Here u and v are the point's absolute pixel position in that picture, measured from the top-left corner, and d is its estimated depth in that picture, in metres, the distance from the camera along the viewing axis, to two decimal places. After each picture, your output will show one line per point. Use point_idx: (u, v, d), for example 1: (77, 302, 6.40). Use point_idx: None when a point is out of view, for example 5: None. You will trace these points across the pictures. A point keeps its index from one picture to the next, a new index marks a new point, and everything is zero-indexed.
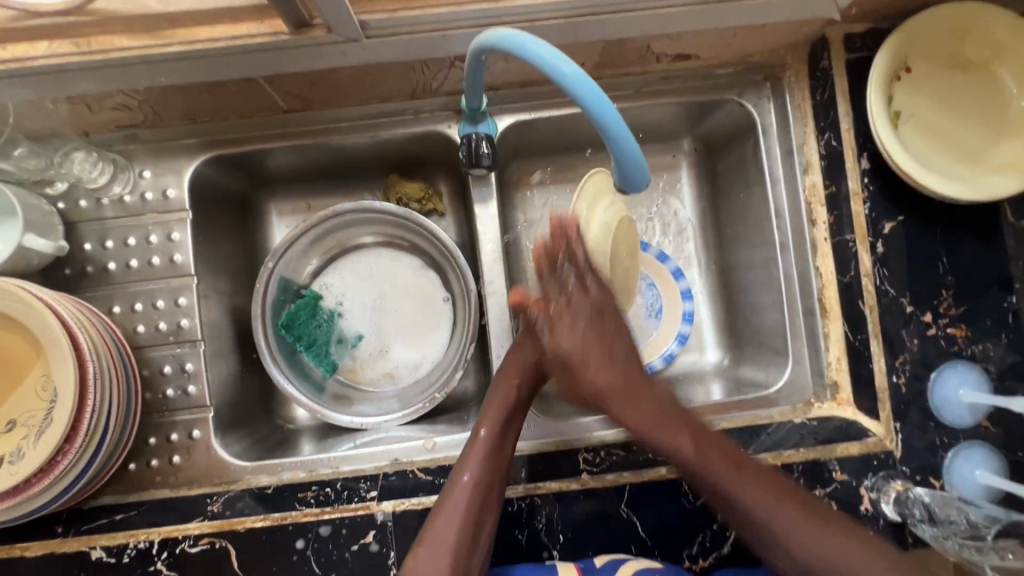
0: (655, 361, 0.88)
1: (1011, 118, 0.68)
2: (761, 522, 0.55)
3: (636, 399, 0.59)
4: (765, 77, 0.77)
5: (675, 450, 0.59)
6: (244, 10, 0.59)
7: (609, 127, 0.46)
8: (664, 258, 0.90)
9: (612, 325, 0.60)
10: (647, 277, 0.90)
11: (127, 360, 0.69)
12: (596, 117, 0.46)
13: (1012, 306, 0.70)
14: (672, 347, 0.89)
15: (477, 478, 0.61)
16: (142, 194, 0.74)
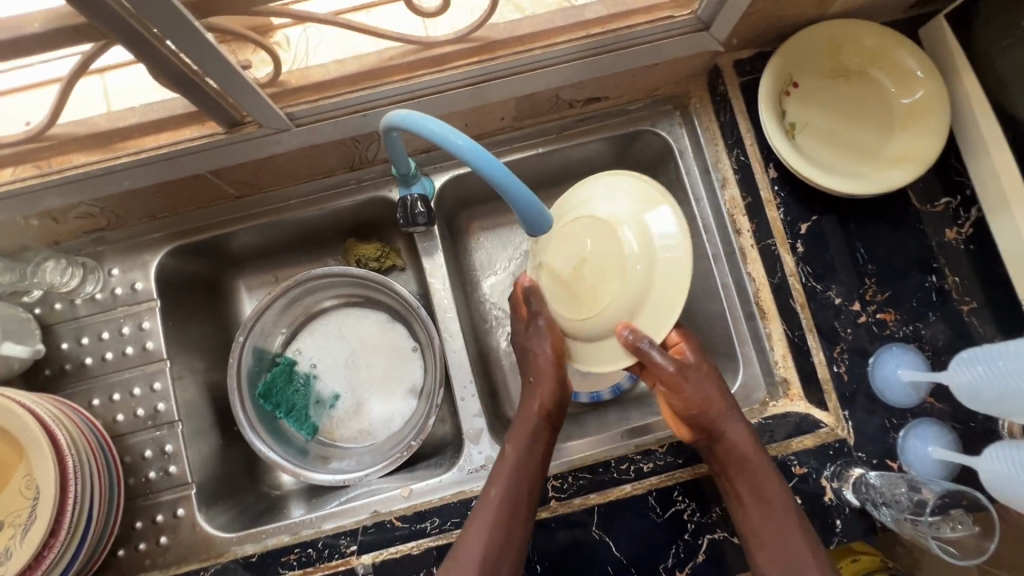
0: (623, 381, 0.91)
1: (898, 115, 0.74)
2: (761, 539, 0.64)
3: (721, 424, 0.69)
4: (674, 106, 0.84)
5: (757, 478, 0.66)
6: (184, 117, 0.65)
7: (500, 181, 0.53)
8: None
9: (729, 410, 0.70)
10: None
11: (107, 449, 0.72)
12: (496, 183, 0.53)
13: (935, 285, 0.74)
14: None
15: (504, 495, 0.66)
16: (112, 290, 0.80)
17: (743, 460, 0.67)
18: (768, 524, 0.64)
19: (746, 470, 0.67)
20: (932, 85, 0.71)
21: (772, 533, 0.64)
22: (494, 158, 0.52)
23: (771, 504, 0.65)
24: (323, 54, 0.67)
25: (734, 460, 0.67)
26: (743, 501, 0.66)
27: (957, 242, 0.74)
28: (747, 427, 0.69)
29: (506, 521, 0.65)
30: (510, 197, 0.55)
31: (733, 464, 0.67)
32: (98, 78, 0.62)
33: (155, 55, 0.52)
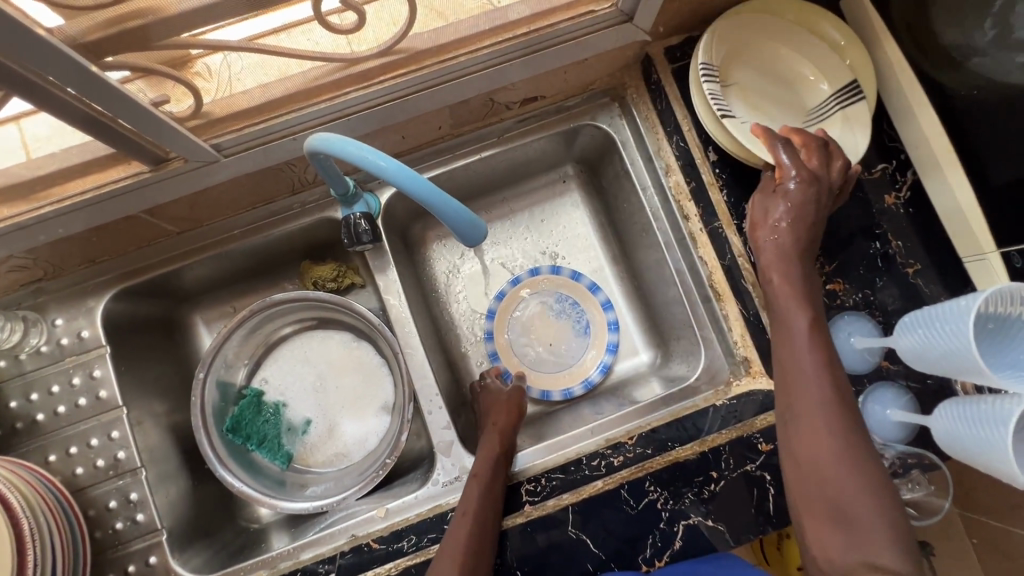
0: (592, 375, 0.92)
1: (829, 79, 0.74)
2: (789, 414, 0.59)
3: (772, 266, 0.67)
4: (612, 98, 0.85)
5: (797, 347, 0.61)
6: (107, 158, 0.64)
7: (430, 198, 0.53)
8: (577, 276, 0.95)
9: (793, 248, 0.66)
10: (566, 297, 0.95)
11: (67, 505, 0.71)
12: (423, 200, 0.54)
13: (879, 251, 0.75)
14: (605, 356, 0.92)
15: (473, 525, 0.66)
16: (58, 341, 0.78)
17: (787, 354, 0.62)
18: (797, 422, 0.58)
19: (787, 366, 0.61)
20: (857, 52, 0.73)
21: (796, 433, 0.58)
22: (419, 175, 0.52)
23: (810, 388, 0.58)
24: (247, 79, 0.62)
25: (783, 295, 0.65)
26: (784, 362, 0.62)
27: (896, 207, 0.76)
28: (801, 274, 0.65)
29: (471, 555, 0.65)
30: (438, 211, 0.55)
31: (783, 355, 0.62)
32: (13, 126, 0.56)
33: (55, 100, 0.51)
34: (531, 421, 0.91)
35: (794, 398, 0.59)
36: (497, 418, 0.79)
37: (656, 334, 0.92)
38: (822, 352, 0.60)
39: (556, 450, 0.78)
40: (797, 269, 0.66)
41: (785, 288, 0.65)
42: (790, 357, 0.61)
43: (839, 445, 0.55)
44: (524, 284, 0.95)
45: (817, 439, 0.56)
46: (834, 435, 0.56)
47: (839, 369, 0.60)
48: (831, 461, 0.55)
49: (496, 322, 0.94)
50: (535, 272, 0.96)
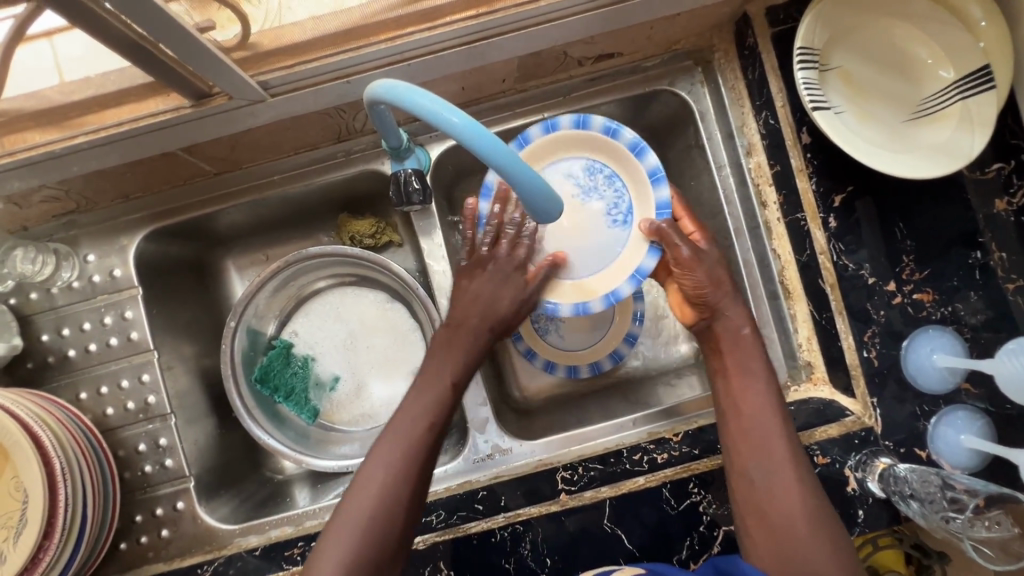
0: (622, 286, 0.67)
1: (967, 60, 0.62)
2: (770, 505, 0.58)
3: (755, 418, 0.62)
4: (695, 62, 0.75)
5: (764, 431, 0.61)
6: (146, 87, 0.58)
7: (504, 164, 0.46)
8: (614, 130, 0.68)
9: (756, 345, 0.66)
10: (600, 167, 0.70)
11: (98, 446, 0.70)
12: (497, 166, 0.46)
13: (977, 262, 0.67)
14: (647, 262, 0.67)
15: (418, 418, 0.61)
16: (90, 278, 0.75)
17: (749, 424, 0.62)
18: (773, 504, 0.58)
19: (759, 454, 0.60)
20: (996, 36, 0.60)
21: (776, 514, 0.57)
22: (494, 137, 0.45)
23: (781, 477, 0.59)
24: (299, 10, 0.58)
25: (750, 437, 0.61)
26: (756, 447, 0.61)
27: (1006, 215, 0.66)
28: (771, 388, 0.63)
29: (406, 449, 0.59)
30: (514, 180, 0.47)
31: (736, 427, 0.63)
32: (45, 42, 0.52)
33: (94, 20, 0.46)
34: (562, 402, 0.88)
35: (768, 488, 0.58)
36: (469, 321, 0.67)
37: None
38: (789, 436, 0.61)
39: (579, 443, 0.74)
40: (760, 361, 0.65)
41: (743, 334, 0.66)
42: (751, 445, 0.61)
43: (813, 522, 0.56)
44: (535, 147, 0.69)
45: (800, 533, 0.56)
46: (805, 507, 0.57)
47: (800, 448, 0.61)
48: (810, 549, 0.55)
49: (494, 205, 0.69)
50: (551, 127, 0.68)
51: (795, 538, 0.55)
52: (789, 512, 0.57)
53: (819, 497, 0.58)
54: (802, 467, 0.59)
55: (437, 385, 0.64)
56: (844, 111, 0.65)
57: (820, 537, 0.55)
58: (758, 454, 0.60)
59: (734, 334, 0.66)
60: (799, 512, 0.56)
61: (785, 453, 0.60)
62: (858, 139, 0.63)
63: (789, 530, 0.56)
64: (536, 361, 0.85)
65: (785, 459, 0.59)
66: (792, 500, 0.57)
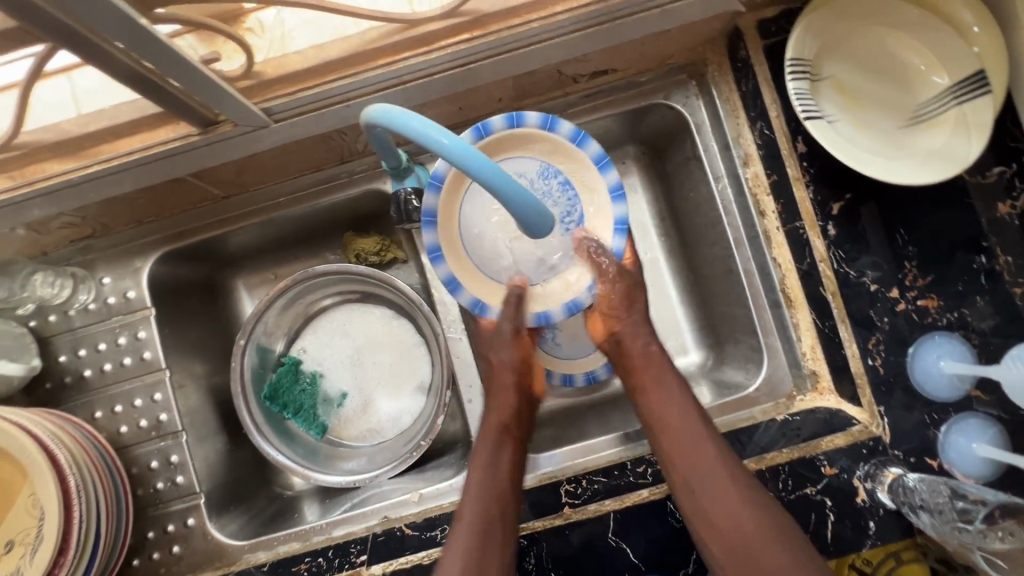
0: (553, 311, 0.64)
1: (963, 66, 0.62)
2: (719, 515, 0.59)
3: (681, 429, 0.64)
4: (690, 75, 0.76)
5: (698, 444, 0.63)
6: (156, 117, 0.61)
7: (492, 180, 0.47)
8: (552, 124, 0.62)
9: (666, 362, 0.68)
10: (556, 172, 0.63)
11: (111, 463, 0.72)
12: (485, 182, 0.47)
13: (983, 267, 0.67)
14: (586, 284, 0.64)
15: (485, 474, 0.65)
16: (106, 300, 0.77)
17: (677, 437, 0.64)
18: (721, 509, 0.60)
19: (691, 462, 0.62)
20: (990, 41, 0.61)
21: (726, 521, 0.59)
22: (482, 154, 0.46)
23: (723, 486, 0.60)
24: (301, 38, 0.60)
25: (681, 449, 0.63)
26: (689, 460, 0.62)
27: (1010, 218, 0.67)
28: (685, 398, 0.66)
29: (485, 506, 0.63)
30: (503, 196, 0.48)
31: (666, 441, 0.64)
32: (64, 78, 0.57)
33: (107, 57, 0.48)
34: (569, 413, 0.88)
35: (715, 498, 0.60)
36: (501, 394, 0.69)
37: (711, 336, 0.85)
38: (717, 445, 0.63)
39: (589, 453, 0.73)
40: (673, 376, 0.68)
41: (653, 350, 0.69)
42: (687, 457, 0.62)
43: (764, 527, 0.58)
44: (498, 138, 0.62)
45: (753, 540, 0.58)
46: (753, 513, 0.59)
47: (732, 455, 0.63)
48: (766, 555, 0.57)
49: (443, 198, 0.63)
50: (516, 121, 0.62)
51: (750, 548, 0.58)
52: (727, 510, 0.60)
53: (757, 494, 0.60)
54: (739, 471, 0.62)
55: (495, 437, 0.68)
56: (838, 119, 0.65)
57: (769, 540, 0.58)
58: (691, 465, 0.62)
59: (644, 350, 0.69)
60: (748, 518, 0.59)
61: (713, 460, 0.62)
62: (853, 148, 0.63)
63: (742, 537, 0.58)
64: None
65: (721, 467, 0.61)
66: (736, 505, 0.59)
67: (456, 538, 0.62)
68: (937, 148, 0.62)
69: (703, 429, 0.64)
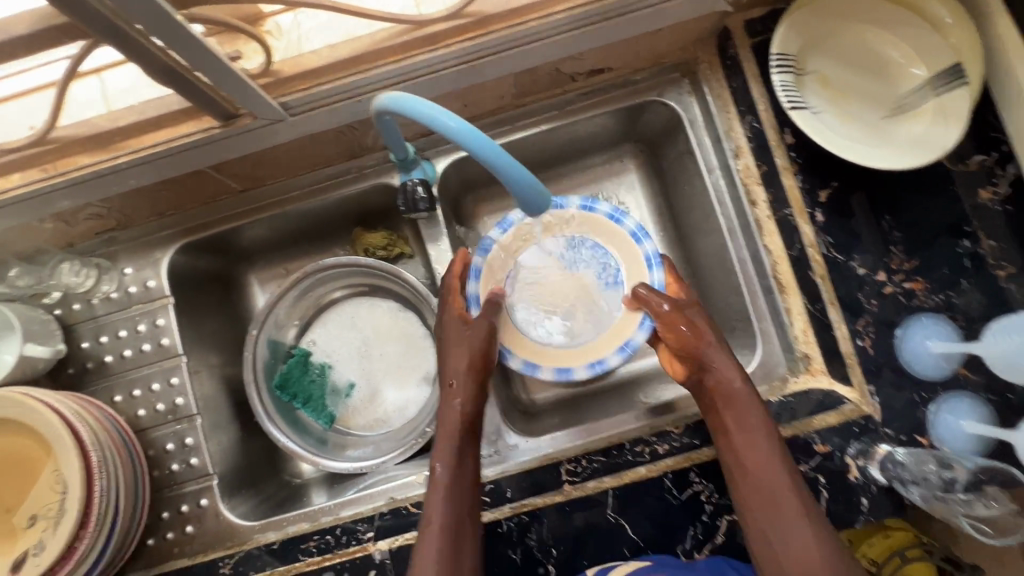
0: (636, 337, 0.74)
1: (939, 58, 0.66)
2: (800, 566, 0.55)
3: (758, 472, 0.60)
4: (682, 74, 0.80)
5: (776, 488, 0.58)
6: (180, 111, 0.65)
7: (493, 157, 0.51)
8: (591, 205, 0.80)
9: (752, 405, 0.63)
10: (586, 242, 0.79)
11: (129, 443, 0.75)
12: (486, 159, 0.51)
13: (967, 250, 0.69)
14: (638, 334, 0.74)
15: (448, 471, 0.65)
16: (127, 289, 0.81)
17: (755, 480, 0.59)
18: (791, 544, 0.56)
19: (771, 509, 0.58)
20: (964, 34, 0.64)
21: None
22: (483, 134, 0.50)
23: (800, 533, 0.56)
24: (315, 39, 0.66)
25: (757, 494, 0.59)
26: (769, 505, 0.58)
27: (992, 204, 0.69)
28: (769, 439, 0.61)
29: (451, 499, 0.64)
30: (503, 173, 0.52)
31: (745, 485, 0.60)
32: (95, 78, 0.63)
33: (140, 50, 0.53)
34: (571, 403, 0.90)
35: (794, 547, 0.55)
36: (455, 378, 0.71)
37: None
38: (797, 492, 0.58)
39: (591, 433, 0.75)
40: (757, 417, 0.63)
41: (732, 386, 0.64)
42: (763, 500, 0.58)
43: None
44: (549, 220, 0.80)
45: None
46: (838, 568, 0.54)
47: (809, 498, 0.59)
48: None
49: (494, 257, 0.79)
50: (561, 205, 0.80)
51: None
52: (784, 521, 0.57)
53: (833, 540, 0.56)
54: (817, 517, 0.57)
55: (455, 423, 0.68)
56: (821, 111, 0.68)
57: None
58: (770, 509, 0.58)
59: (725, 389, 0.65)
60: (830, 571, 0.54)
61: (794, 505, 0.57)
62: (836, 136, 0.66)
63: None
64: None
65: (798, 511, 0.57)
66: (814, 555, 0.55)
67: (424, 544, 0.61)
68: (917, 137, 0.66)
69: (776, 456, 0.60)
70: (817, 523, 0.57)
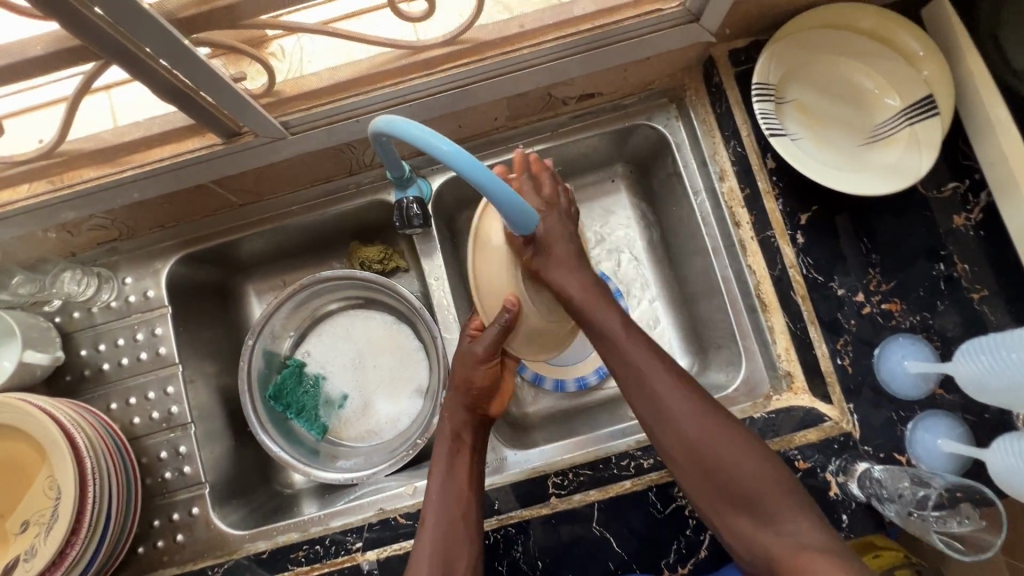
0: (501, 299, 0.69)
1: (913, 88, 0.69)
2: (691, 436, 0.60)
3: (624, 350, 0.64)
4: (670, 99, 0.84)
5: (645, 372, 0.63)
6: (186, 127, 0.68)
7: (470, 170, 0.51)
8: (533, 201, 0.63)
9: (601, 296, 0.66)
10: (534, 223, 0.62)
11: (123, 450, 0.76)
12: (465, 171, 0.52)
13: (942, 273, 0.72)
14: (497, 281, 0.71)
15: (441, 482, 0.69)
16: (127, 298, 0.83)
17: (623, 368, 0.64)
18: (672, 419, 0.61)
19: (647, 391, 0.62)
20: (935, 65, 0.68)
21: (705, 448, 0.59)
22: (460, 147, 0.51)
23: (686, 408, 0.61)
24: (317, 62, 0.67)
25: (630, 380, 0.64)
26: (645, 391, 0.63)
27: (966, 229, 0.72)
28: (619, 317, 0.66)
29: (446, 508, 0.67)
30: (480, 184, 0.53)
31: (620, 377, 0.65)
32: (104, 94, 0.62)
33: (150, 71, 0.55)
34: (561, 417, 0.91)
35: (678, 422, 0.61)
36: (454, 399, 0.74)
37: (695, 343, 0.90)
38: (670, 371, 0.63)
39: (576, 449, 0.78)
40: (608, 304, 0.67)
41: (586, 292, 0.66)
42: (639, 385, 0.63)
43: (738, 443, 0.60)
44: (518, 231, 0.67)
45: (734, 452, 0.59)
46: (726, 432, 0.60)
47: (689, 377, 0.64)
48: (741, 468, 0.58)
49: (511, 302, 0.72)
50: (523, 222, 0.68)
51: (728, 467, 0.58)
52: (658, 395, 0.62)
53: (727, 413, 0.62)
54: (698, 392, 0.63)
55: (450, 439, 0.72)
56: (801, 138, 0.71)
57: (748, 456, 0.59)
58: (643, 394, 0.63)
59: (577, 286, 0.65)
60: (716, 434, 0.60)
61: (668, 381, 0.62)
62: (816, 163, 0.69)
63: (714, 449, 0.59)
64: (525, 372, 0.92)
65: (678, 387, 0.62)
66: (695, 424, 0.60)
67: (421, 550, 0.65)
68: (896, 162, 0.68)
69: (631, 345, 0.64)
70: (693, 398, 0.62)
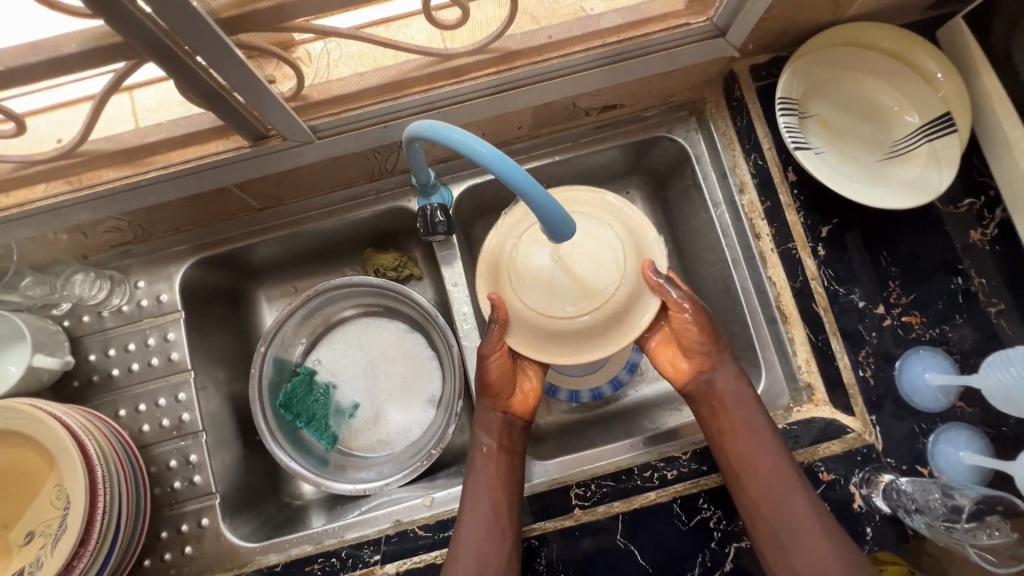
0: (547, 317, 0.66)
1: (931, 106, 0.71)
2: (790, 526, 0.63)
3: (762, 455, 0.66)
4: (689, 112, 0.85)
5: (765, 461, 0.66)
6: (211, 130, 0.67)
7: (496, 163, 0.50)
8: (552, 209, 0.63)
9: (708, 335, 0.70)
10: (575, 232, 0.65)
11: (133, 458, 0.74)
12: (491, 165, 0.50)
13: (960, 287, 0.73)
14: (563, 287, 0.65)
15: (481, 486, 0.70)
16: (139, 302, 0.82)
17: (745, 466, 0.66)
18: (788, 508, 0.64)
19: (761, 486, 0.65)
20: (951, 86, 0.70)
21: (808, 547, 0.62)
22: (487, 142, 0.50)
23: (793, 502, 0.64)
24: (345, 68, 0.65)
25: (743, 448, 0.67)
26: (759, 488, 0.65)
27: (982, 244, 0.73)
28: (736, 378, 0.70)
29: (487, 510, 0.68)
30: (507, 179, 0.51)
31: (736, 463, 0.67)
32: (126, 96, 0.61)
33: (186, 71, 0.55)
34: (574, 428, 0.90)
35: (783, 516, 0.64)
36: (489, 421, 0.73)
37: None
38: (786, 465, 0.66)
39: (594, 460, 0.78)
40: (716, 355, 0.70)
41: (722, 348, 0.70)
42: (760, 491, 0.65)
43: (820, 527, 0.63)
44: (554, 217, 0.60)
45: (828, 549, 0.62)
46: (815, 523, 0.63)
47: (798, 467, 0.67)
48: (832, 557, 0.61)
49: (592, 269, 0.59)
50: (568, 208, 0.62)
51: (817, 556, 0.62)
52: (772, 486, 0.65)
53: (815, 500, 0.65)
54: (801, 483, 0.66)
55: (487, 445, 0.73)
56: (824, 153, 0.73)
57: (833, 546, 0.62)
58: (764, 489, 0.65)
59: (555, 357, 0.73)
60: (811, 524, 0.63)
61: (788, 472, 0.65)
62: (840, 177, 0.70)
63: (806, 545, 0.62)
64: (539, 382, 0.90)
65: (789, 477, 0.65)
66: (803, 513, 0.63)
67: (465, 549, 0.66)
68: (915, 177, 0.70)
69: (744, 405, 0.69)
70: (800, 490, 0.65)
